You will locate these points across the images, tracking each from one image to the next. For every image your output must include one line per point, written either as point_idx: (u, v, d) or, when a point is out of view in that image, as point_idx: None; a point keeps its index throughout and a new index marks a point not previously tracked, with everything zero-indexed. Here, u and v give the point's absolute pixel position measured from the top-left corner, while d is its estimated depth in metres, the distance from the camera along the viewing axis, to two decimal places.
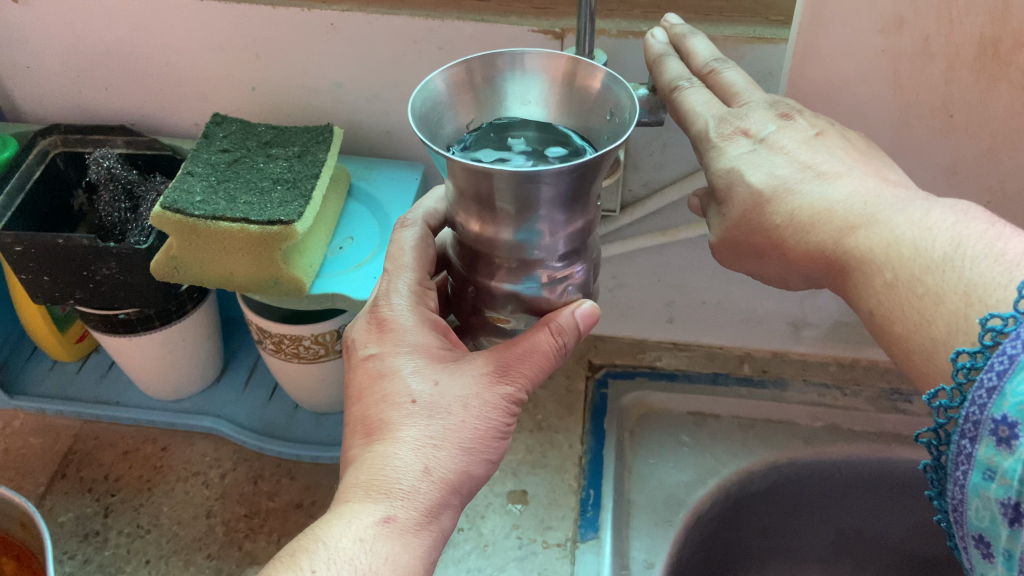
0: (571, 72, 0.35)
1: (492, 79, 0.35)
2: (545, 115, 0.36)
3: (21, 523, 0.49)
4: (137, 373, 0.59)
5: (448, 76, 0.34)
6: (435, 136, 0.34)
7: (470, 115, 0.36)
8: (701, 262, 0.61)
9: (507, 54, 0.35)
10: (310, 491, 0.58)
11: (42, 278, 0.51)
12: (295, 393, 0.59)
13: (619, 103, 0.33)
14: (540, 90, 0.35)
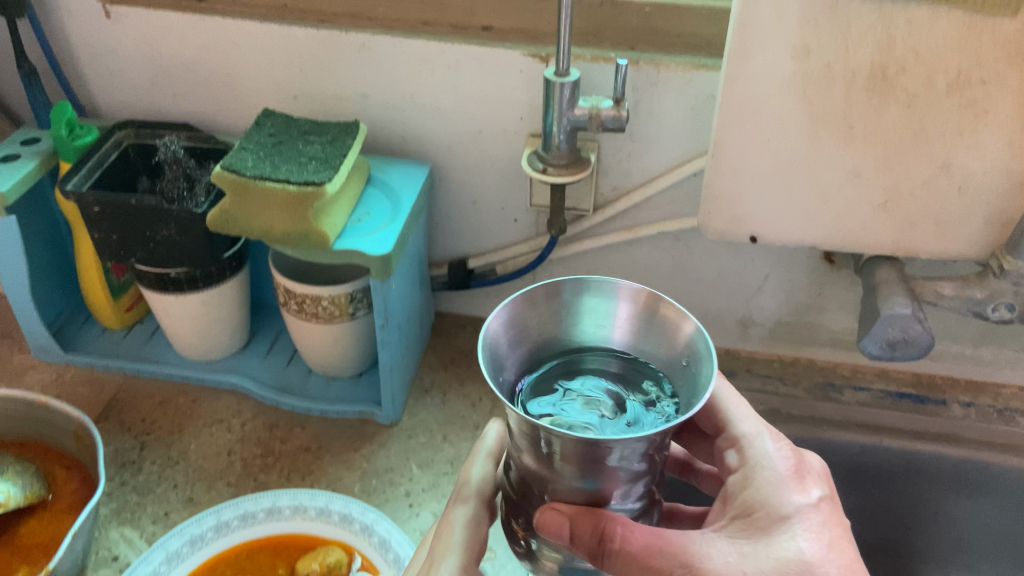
0: (648, 311, 0.40)
1: (567, 304, 0.41)
2: (618, 341, 0.42)
3: (73, 435, 0.58)
4: (177, 332, 0.69)
5: (523, 315, 0.40)
6: (508, 352, 0.40)
7: (546, 345, 0.42)
8: (661, 261, 0.72)
9: (580, 282, 0.40)
10: (317, 438, 0.67)
11: (111, 237, 0.61)
12: (311, 354, 0.69)
13: (694, 353, 0.38)
14: (614, 324, 0.41)
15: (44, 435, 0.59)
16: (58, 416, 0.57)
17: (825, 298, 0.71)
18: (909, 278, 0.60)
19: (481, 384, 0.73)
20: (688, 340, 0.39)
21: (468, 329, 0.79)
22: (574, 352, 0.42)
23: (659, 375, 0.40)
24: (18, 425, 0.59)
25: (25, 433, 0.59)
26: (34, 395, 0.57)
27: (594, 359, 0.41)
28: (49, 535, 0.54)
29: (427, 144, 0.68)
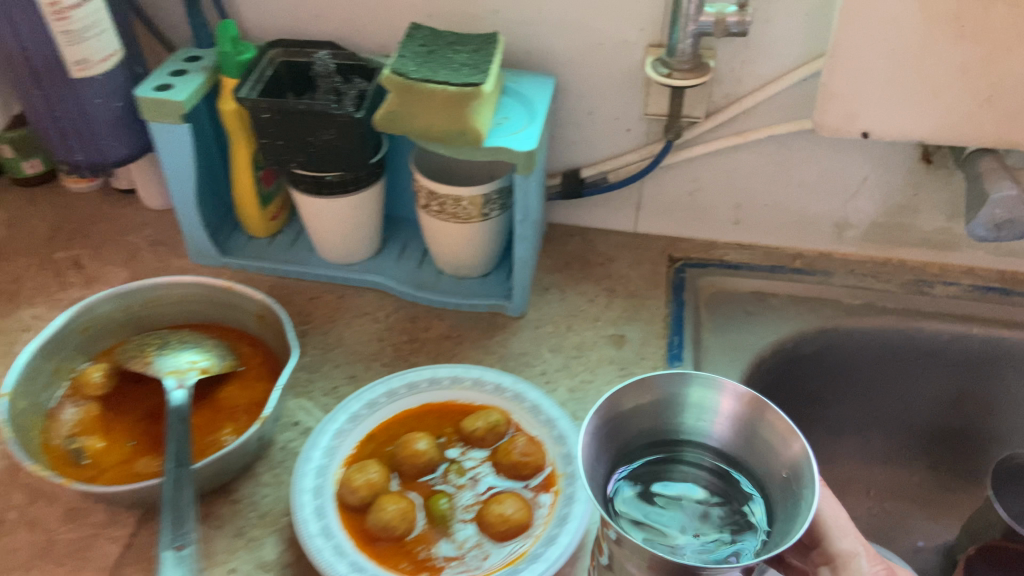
0: (749, 413, 0.51)
1: (675, 397, 0.53)
2: (714, 433, 0.53)
3: (256, 317, 0.65)
4: (323, 236, 0.76)
5: (635, 399, 0.52)
6: (618, 436, 0.52)
7: (656, 432, 0.54)
8: (765, 166, 0.76)
9: (685, 379, 0.51)
10: (456, 328, 0.74)
11: (276, 142, 0.69)
12: (445, 254, 0.76)
13: (794, 466, 0.48)
14: (719, 420, 0.52)
15: (228, 320, 0.67)
16: (241, 300, 0.65)
17: (920, 198, 0.76)
18: (1010, 167, 0.65)
19: (596, 283, 0.79)
20: (793, 458, 0.48)
21: (577, 236, 0.84)
22: (678, 440, 0.54)
23: (747, 479, 0.52)
24: (204, 311, 0.66)
25: (210, 319, 0.67)
26: (220, 282, 0.65)
27: (692, 450, 0.54)
28: (252, 398, 0.62)
29: (551, 59, 0.73)
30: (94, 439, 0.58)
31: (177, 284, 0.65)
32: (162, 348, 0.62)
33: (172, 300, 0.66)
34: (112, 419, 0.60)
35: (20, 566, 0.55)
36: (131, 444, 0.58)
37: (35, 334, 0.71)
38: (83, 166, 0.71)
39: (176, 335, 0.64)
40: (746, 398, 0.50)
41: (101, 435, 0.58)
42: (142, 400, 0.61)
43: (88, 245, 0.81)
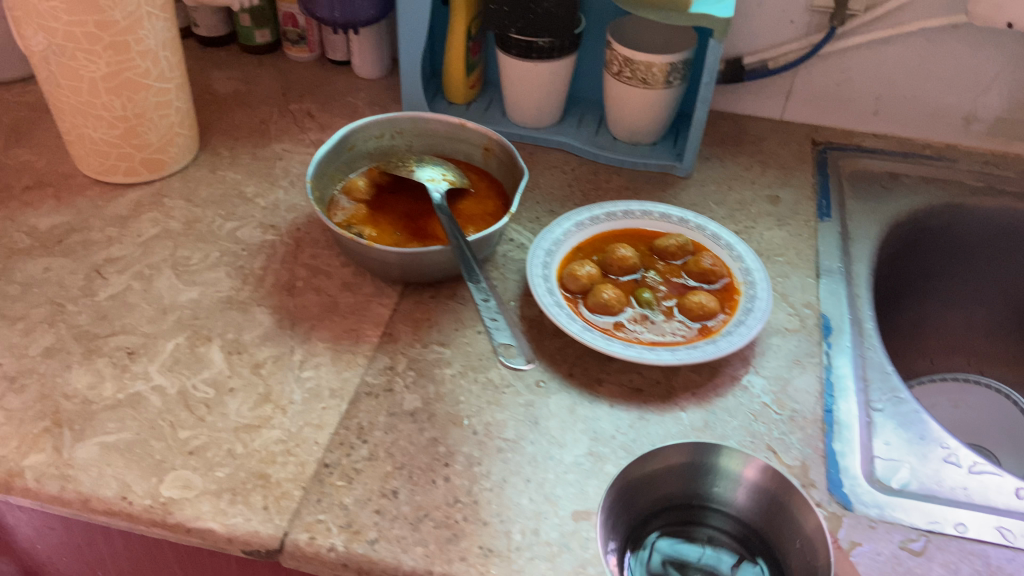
0: (768, 484, 0.58)
1: (702, 467, 0.59)
2: (736, 504, 0.59)
3: (482, 151, 0.78)
4: (521, 101, 0.90)
5: (663, 460, 0.59)
6: (645, 495, 0.59)
7: (676, 494, 0.60)
8: (908, 60, 0.88)
9: (714, 453, 0.59)
10: (634, 181, 0.87)
11: (502, 9, 0.81)
12: (625, 121, 0.88)
13: (811, 544, 0.54)
14: (739, 489, 0.59)
15: (457, 153, 0.80)
16: (470, 136, 0.78)
17: None
18: None
19: (750, 155, 0.91)
20: (812, 531, 0.55)
21: (729, 119, 0.97)
22: (701, 505, 0.59)
23: (760, 550, 0.57)
24: (438, 146, 0.80)
25: (442, 152, 0.80)
26: (456, 119, 0.78)
27: (716, 516, 0.59)
28: (483, 210, 0.75)
29: None
30: (366, 227, 0.72)
31: (420, 118, 0.78)
32: (414, 167, 0.76)
33: (414, 132, 0.79)
34: (377, 215, 0.74)
35: (316, 317, 0.69)
36: (396, 232, 0.72)
37: (288, 162, 0.86)
38: (336, 23, 0.84)
39: (421, 159, 0.77)
40: (771, 470, 0.58)
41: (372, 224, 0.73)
42: (399, 204, 0.75)
43: (316, 101, 0.95)
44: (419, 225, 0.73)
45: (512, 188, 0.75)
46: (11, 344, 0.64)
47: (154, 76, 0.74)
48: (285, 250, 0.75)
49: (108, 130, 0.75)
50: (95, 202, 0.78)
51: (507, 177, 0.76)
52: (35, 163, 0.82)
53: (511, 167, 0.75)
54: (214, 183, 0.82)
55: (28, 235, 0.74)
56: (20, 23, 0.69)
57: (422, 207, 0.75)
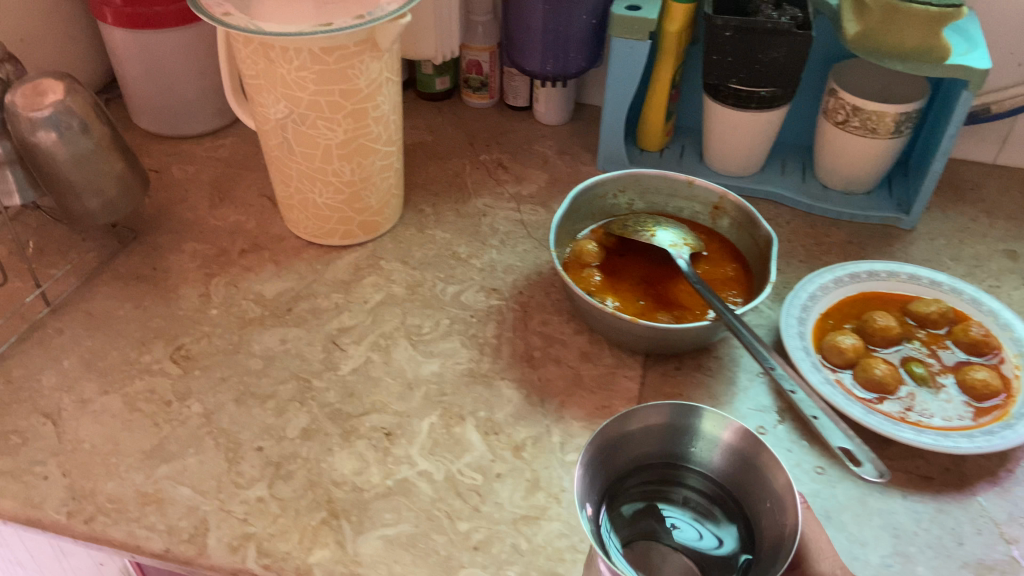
0: (749, 449, 0.50)
1: (687, 425, 0.52)
2: (713, 465, 0.52)
3: (711, 210, 0.74)
4: (730, 150, 0.86)
5: (641, 420, 0.51)
6: (621, 455, 0.51)
7: (648, 455, 0.52)
8: None
9: (696, 411, 0.51)
10: (856, 234, 0.82)
11: (726, 59, 0.77)
12: (843, 170, 0.84)
13: (781, 505, 0.47)
14: (715, 451, 0.52)
15: (680, 211, 0.76)
16: (699, 194, 0.74)
17: None
18: None
19: (971, 204, 0.86)
20: (780, 491, 0.47)
21: None
22: (678, 464, 0.53)
23: (740, 512, 0.51)
24: (660, 204, 0.76)
25: (663, 210, 0.76)
26: (685, 176, 0.74)
27: (695, 476, 0.53)
28: (723, 275, 0.71)
29: None
30: (608, 296, 0.69)
31: (645, 175, 0.75)
32: (646, 229, 0.72)
33: (638, 191, 0.75)
34: (614, 282, 0.70)
35: (564, 392, 0.66)
36: (640, 301, 0.68)
37: (493, 218, 0.83)
38: (547, 76, 0.81)
39: (649, 219, 0.74)
40: (746, 432, 0.50)
41: (612, 292, 0.69)
42: (634, 269, 0.71)
43: (505, 151, 0.92)
44: (661, 293, 0.69)
45: (752, 251, 0.71)
46: (267, 425, 0.63)
47: (382, 140, 0.72)
48: (514, 316, 0.73)
49: (334, 195, 0.74)
50: (313, 266, 0.77)
51: (743, 239, 0.72)
52: (245, 224, 0.81)
53: (750, 228, 0.71)
54: (426, 244, 0.80)
55: (256, 303, 0.73)
56: (260, 93, 0.67)
57: (659, 272, 0.71)
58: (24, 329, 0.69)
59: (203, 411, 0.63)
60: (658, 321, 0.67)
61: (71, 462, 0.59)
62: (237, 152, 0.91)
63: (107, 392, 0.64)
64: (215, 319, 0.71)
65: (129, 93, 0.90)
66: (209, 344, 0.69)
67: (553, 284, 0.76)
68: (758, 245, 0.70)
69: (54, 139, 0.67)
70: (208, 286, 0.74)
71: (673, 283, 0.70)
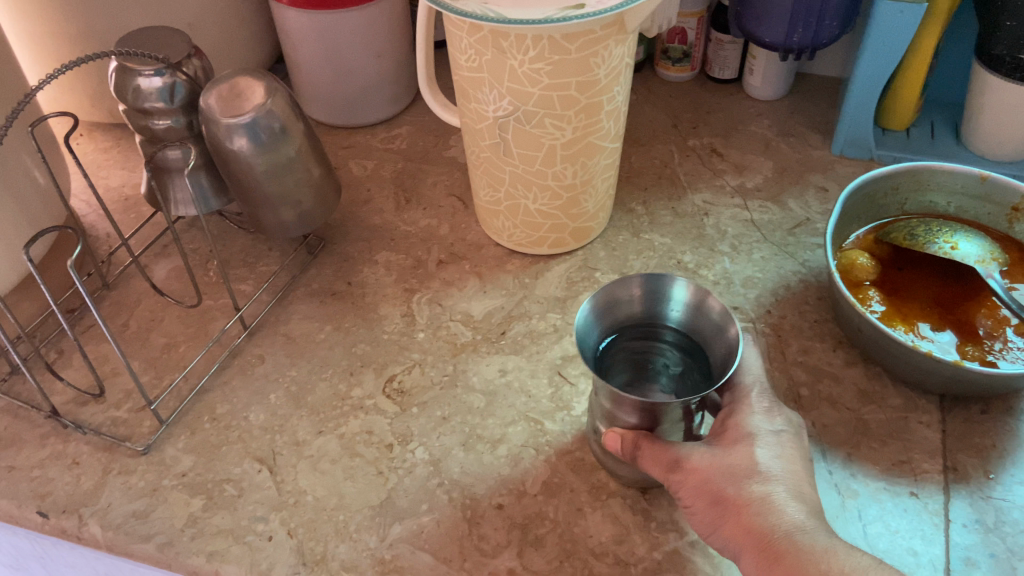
0: (705, 304, 0.48)
1: (658, 291, 0.49)
2: (680, 322, 0.50)
3: (1008, 211, 0.61)
4: (1006, 131, 0.71)
5: (619, 289, 0.49)
6: (604, 324, 0.50)
7: (625, 320, 0.51)
8: None
9: (662, 276, 0.49)
10: None
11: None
12: None
13: (732, 346, 0.46)
14: (682, 310, 0.50)
15: (966, 212, 0.63)
16: (995, 192, 0.60)
17: None
18: None
19: None
20: (733, 341, 0.46)
21: None
22: (655, 326, 0.50)
23: (707, 361, 0.49)
24: (940, 203, 0.63)
25: (944, 210, 0.63)
26: (978, 171, 0.60)
27: (668, 335, 0.50)
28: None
29: None
30: (898, 324, 0.57)
31: (925, 171, 0.61)
32: (939, 240, 0.59)
33: (915, 188, 0.62)
34: (900, 305, 0.58)
35: (849, 442, 0.55)
36: (938, 332, 0.56)
37: (718, 218, 0.72)
38: (790, 48, 0.69)
39: (937, 226, 0.61)
40: (711, 294, 0.47)
41: (901, 320, 0.57)
42: (922, 288, 0.59)
43: (717, 133, 0.80)
44: (963, 319, 0.57)
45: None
46: (503, 477, 0.55)
47: (610, 137, 0.62)
48: (767, 343, 0.62)
49: (550, 201, 0.65)
50: (521, 280, 0.68)
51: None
52: (438, 230, 0.73)
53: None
54: (644, 251, 0.70)
55: (466, 325, 0.65)
56: (479, 87, 0.58)
57: (954, 293, 0.58)
58: (222, 356, 0.63)
59: (430, 458, 0.56)
60: (965, 356, 0.55)
61: (295, 519, 0.53)
62: (414, 143, 0.82)
63: (322, 433, 0.58)
64: (425, 345, 0.64)
65: (298, 80, 0.82)
66: (423, 375, 0.61)
67: (807, 301, 0.64)
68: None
69: (249, 147, 0.59)
70: (410, 304, 0.67)
71: (976, 307, 0.57)
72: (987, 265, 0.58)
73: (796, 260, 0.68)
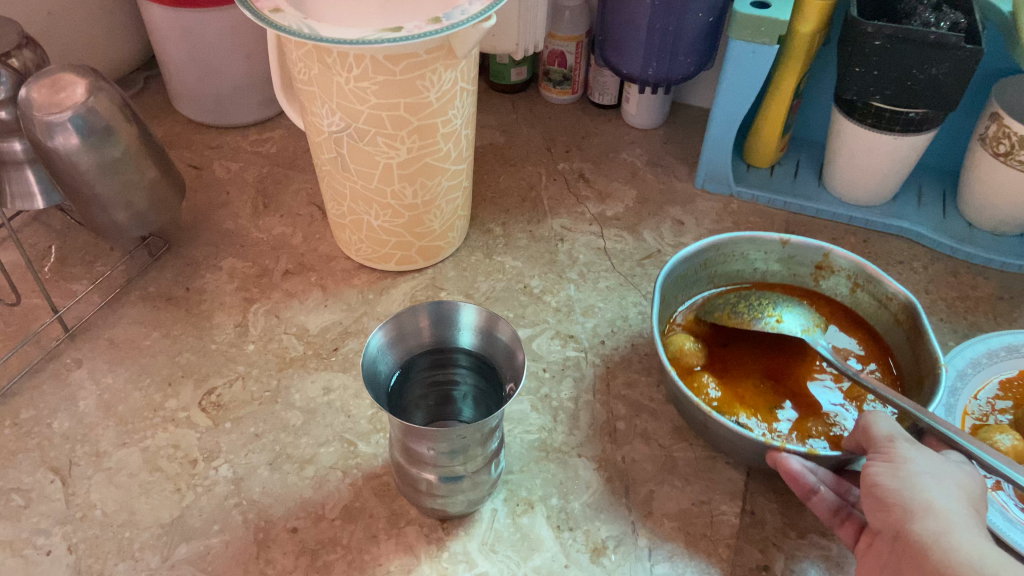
0: (494, 330, 0.48)
1: (449, 316, 0.49)
2: (473, 346, 0.50)
3: (811, 270, 0.63)
4: (857, 178, 0.73)
5: (410, 317, 0.48)
6: (396, 351, 0.49)
7: (414, 349, 0.50)
8: None
9: (452, 303, 0.48)
10: (1007, 289, 0.70)
11: (869, 73, 0.64)
12: (995, 207, 0.70)
13: (517, 371, 0.47)
14: (473, 334, 0.49)
15: (771, 277, 0.64)
16: (796, 253, 0.62)
17: None
18: None
19: None
20: (519, 365, 0.46)
21: None
22: (449, 351, 0.50)
23: (499, 384, 0.49)
24: (745, 271, 0.64)
25: (752, 276, 0.64)
26: (777, 236, 0.62)
27: (463, 359, 0.50)
28: (853, 350, 0.60)
29: None
30: (740, 410, 0.56)
31: (730, 244, 0.62)
32: None
33: (722, 261, 0.63)
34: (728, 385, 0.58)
35: (653, 479, 0.56)
36: (780, 411, 0.56)
37: (572, 244, 0.72)
38: (647, 81, 0.70)
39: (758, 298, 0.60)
40: (500, 319, 0.47)
41: (733, 403, 0.56)
42: (751, 364, 0.59)
43: (588, 159, 0.80)
44: (796, 390, 0.57)
45: (879, 315, 0.60)
46: (303, 500, 0.54)
47: (451, 159, 0.62)
48: (595, 375, 0.62)
49: (392, 219, 0.64)
50: (364, 295, 0.67)
51: (861, 301, 0.61)
52: (291, 238, 0.71)
53: (871, 288, 0.60)
54: (493, 273, 0.69)
55: (298, 339, 0.63)
56: (312, 100, 0.57)
57: (781, 362, 0.59)
58: (39, 359, 0.61)
59: (232, 476, 0.55)
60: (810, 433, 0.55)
61: (79, 534, 0.52)
62: (284, 148, 0.80)
63: (126, 444, 0.56)
64: (252, 358, 0.62)
65: (170, 77, 0.80)
66: (243, 390, 0.60)
67: (641, 334, 0.65)
68: (889, 309, 0.59)
69: (74, 145, 0.57)
70: (246, 315, 0.65)
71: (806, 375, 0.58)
72: (813, 332, 0.58)
73: (639, 291, 0.68)
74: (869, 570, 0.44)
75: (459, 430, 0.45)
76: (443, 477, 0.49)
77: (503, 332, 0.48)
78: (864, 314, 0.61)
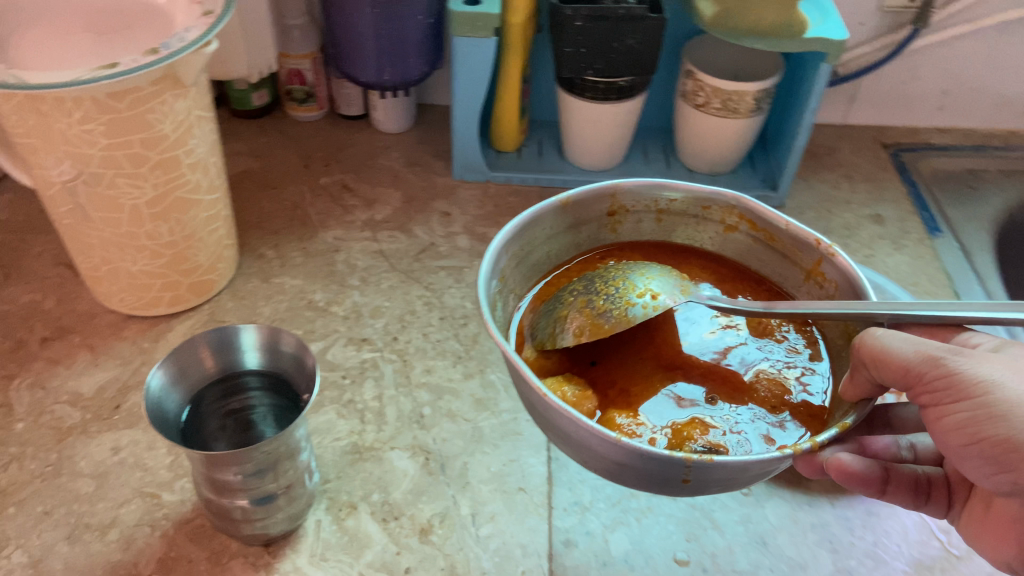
0: (278, 344, 0.49)
1: (230, 342, 0.49)
2: (261, 366, 0.50)
3: (605, 219, 0.58)
4: (590, 147, 0.81)
5: (189, 350, 0.47)
6: (181, 387, 0.48)
7: (200, 382, 0.49)
8: (979, 51, 0.87)
9: (231, 327, 0.48)
10: None
11: (579, 51, 0.72)
12: (705, 152, 0.81)
13: (308, 376, 0.48)
14: (258, 354, 0.49)
15: (569, 246, 0.58)
16: (583, 212, 0.57)
17: None
18: None
19: (826, 171, 0.89)
20: (309, 370, 0.48)
21: None
22: (237, 376, 0.50)
23: (294, 396, 0.50)
24: (544, 256, 0.57)
25: (549, 257, 0.58)
26: (554, 200, 0.55)
27: (253, 381, 0.50)
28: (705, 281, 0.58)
29: None
30: (689, 432, 0.47)
31: (515, 238, 0.52)
32: (634, 298, 0.49)
33: (521, 256, 0.54)
34: (634, 401, 0.50)
35: (465, 451, 0.59)
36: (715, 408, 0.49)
37: (348, 253, 0.73)
38: (384, 85, 0.73)
39: (613, 283, 0.51)
40: (282, 331, 0.48)
41: (677, 434, 0.47)
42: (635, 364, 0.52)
43: (348, 169, 0.82)
44: (701, 371, 0.52)
45: (696, 230, 0.59)
46: (112, 566, 0.51)
47: (204, 189, 0.61)
48: (393, 370, 0.64)
49: (152, 260, 0.61)
50: (139, 345, 0.64)
51: (670, 223, 0.59)
52: (42, 304, 0.66)
53: (675, 207, 0.58)
54: (274, 295, 0.69)
55: (73, 406, 0.59)
56: (33, 152, 0.53)
57: (661, 347, 0.53)
58: None
59: (24, 564, 0.50)
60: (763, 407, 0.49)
61: None
62: (15, 211, 0.74)
63: None
64: (22, 437, 0.57)
65: None
66: (18, 472, 0.55)
67: (430, 323, 0.68)
68: (709, 217, 0.57)
69: None
70: (6, 393, 0.60)
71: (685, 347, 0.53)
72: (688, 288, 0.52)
73: (421, 284, 0.71)
74: (1000, 531, 0.42)
75: (261, 447, 0.45)
76: (256, 498, 0.48)
77: (287, 343, 0.48)
78: (675, 235, 0.60)
